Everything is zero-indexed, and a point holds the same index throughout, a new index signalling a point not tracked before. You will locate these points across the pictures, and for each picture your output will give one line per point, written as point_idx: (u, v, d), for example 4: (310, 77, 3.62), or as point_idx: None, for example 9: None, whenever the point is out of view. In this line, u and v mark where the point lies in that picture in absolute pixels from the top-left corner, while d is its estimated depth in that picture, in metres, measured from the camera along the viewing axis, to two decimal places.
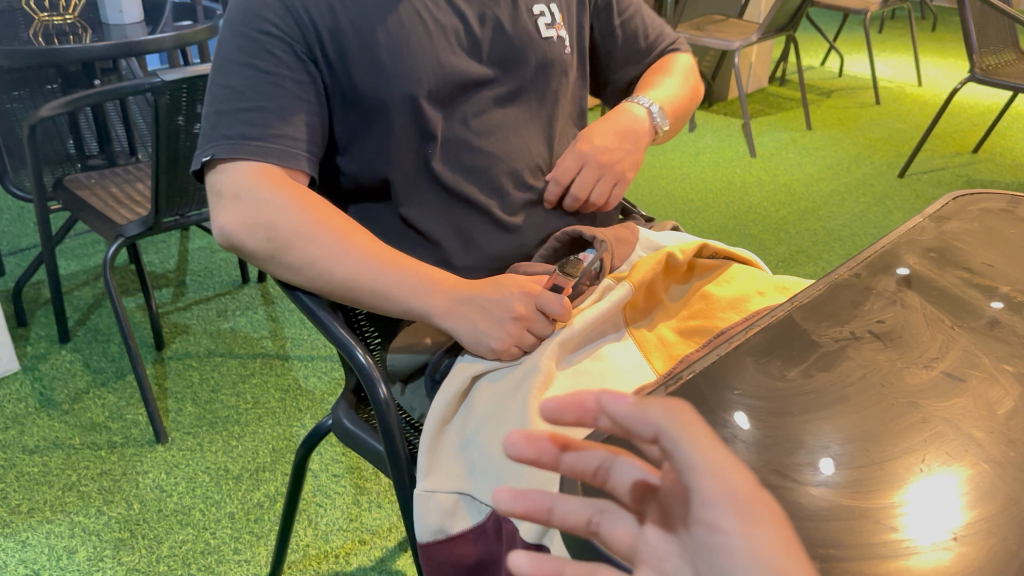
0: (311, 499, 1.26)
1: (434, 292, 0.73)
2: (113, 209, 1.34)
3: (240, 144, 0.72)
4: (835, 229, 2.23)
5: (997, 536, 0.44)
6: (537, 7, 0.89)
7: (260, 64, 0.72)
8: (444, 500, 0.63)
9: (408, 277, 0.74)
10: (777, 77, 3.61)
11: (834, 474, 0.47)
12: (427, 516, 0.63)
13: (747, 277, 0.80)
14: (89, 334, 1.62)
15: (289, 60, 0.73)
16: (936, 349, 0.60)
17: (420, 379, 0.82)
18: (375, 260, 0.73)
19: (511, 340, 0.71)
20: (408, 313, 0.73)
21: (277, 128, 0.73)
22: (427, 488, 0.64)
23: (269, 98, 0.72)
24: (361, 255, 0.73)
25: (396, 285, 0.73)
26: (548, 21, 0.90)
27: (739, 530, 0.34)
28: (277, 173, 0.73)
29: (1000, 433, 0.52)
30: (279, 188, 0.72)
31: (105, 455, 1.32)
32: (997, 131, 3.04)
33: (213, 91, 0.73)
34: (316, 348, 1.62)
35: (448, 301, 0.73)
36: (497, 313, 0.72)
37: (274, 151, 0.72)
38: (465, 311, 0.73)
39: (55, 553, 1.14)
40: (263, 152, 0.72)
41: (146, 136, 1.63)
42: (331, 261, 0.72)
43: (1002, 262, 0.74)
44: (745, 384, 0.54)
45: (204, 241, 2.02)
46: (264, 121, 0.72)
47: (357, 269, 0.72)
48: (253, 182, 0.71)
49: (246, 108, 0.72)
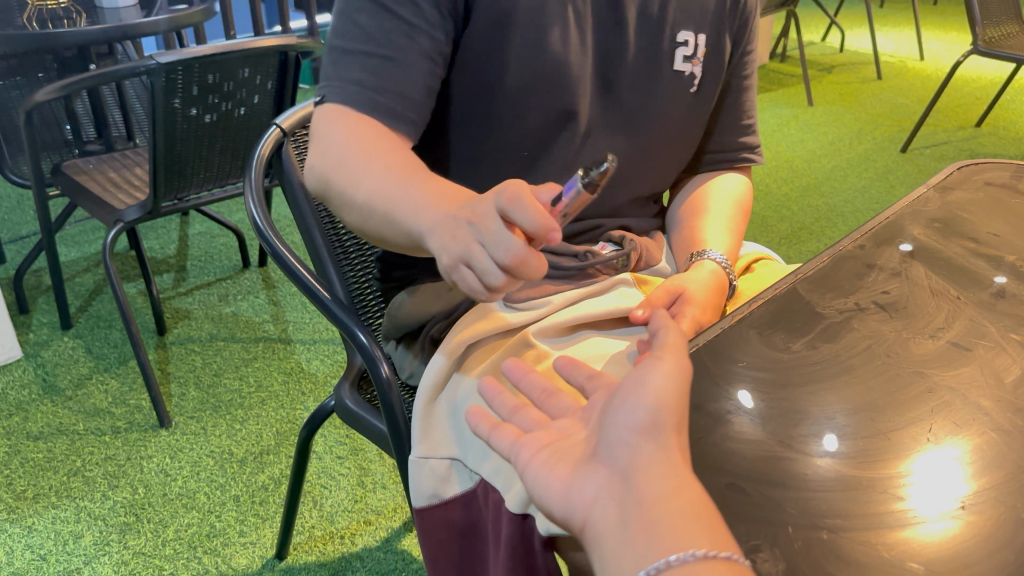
0: (315, 481, 1.26)
1: (431, 207, 0.58)
2: (112, 195, 1.34)
3: (353, 89, 0.65)
4: (836, 205, 2.22)
5: (1004, 505, 0.44)
6: (681, 35, 0.80)
7: (400, 10, 0.66)
8: (438, 466, 0.60)
9: (416, 194, 0.60)
10: (778, 53, 3.59)
11: (838, 448, 0.47)
12: (421, 482, 0.60)
13: (766, 272, 0.85)
14: (91, 320, 1.62)
15: (430, 14, 0.67)
16: (942, 319, 0.60)
17: (410, 342, 0.81)
18: (391, 181, 0.61)
19: (455, 257, 0.55)
20: (410, 236, 0.59)
21: (398, 86, 0.65)
22: (420, 453, 0.60)
23: (397, 50, 0.65)
24: (377, 179, 0.62)
25: (392, 203, 0.61)
26: (686, 53, 0.81)
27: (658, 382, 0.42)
28: (368, 130, 0.64)
29: (1007, 402, 0.52)
30: (327, 122, 0.66)
31: (110, 440, 1.32)
32: (1000, 105, 3.01)
33: (342, 26, 0.67)
34: (319, 331, 1.62)
35: (427, 217, 0.58)
36: (468, 221, 0.54)
37: (385, 102, 0.65)
38: (444, 225, 0.56)
39: (62, 538, 1.15)
40: (372, 102, 0.65)
41: (143, 120, 1.62)
42: (350, 186, 0.63)
43: (1008, 232, 0.73)
44: (748, 355, 0.54)
45: (205, 225, 2.01)
46: (386, 72, 0.65)
47: (375, 190, 0.62)
48: (323, 128, 0.66)
49: (369, 53, 0.65)
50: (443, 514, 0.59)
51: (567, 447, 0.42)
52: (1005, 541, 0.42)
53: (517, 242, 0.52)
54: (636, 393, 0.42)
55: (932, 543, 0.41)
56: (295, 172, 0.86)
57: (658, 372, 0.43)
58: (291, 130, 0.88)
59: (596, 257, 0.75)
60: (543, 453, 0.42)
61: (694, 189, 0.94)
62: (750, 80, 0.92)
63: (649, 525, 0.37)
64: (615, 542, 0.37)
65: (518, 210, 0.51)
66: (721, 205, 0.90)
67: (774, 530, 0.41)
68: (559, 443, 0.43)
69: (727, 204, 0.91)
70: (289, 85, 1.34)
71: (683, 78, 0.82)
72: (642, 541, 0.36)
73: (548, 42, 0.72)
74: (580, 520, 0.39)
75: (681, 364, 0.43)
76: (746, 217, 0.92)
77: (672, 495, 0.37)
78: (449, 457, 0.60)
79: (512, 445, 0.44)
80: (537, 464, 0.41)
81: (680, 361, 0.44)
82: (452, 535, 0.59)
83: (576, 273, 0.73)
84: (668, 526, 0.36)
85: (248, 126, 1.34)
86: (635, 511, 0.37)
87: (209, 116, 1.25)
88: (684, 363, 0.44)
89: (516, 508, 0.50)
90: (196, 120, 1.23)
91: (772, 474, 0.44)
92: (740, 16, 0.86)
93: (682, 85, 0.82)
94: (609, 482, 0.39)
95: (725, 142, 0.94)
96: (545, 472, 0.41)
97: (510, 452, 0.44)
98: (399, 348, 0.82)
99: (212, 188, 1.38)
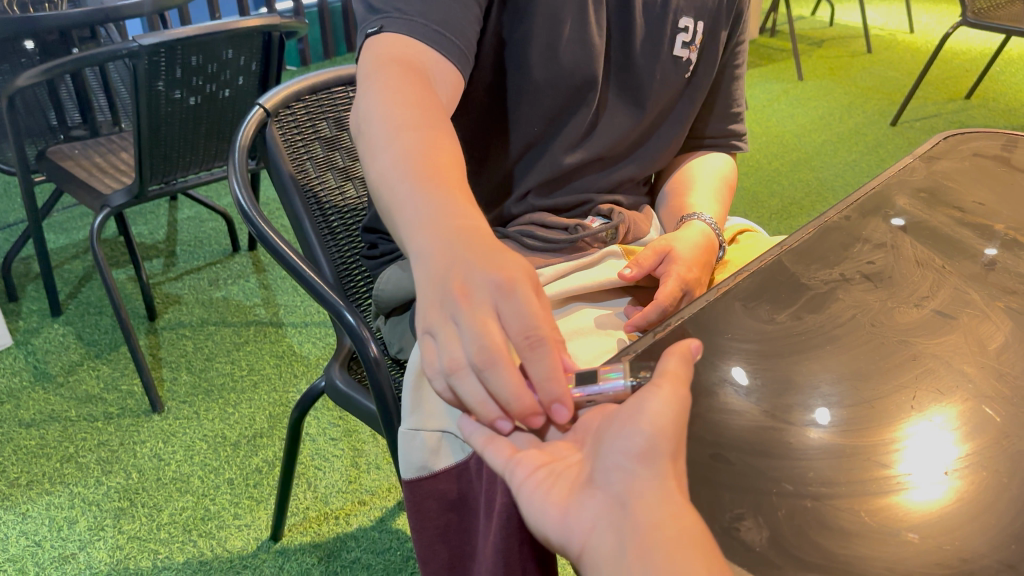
0: (309, 463, 1.26)
1: (427, 229, 0.53)
2: (98, 180, 1.33)
3: (417, 23, 0.64)
4: (827, 179, 2.22)
5: (990, 470, 0.44)
6: (682, 21, 0.80)
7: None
8: (429, 438, 0.58)
9: (428, 200, 0.54)
10: (767, 28, 3.57)
11: (830, 421, 0.46)
12: (410, 454, 0.58)
13: (752, 242, 0.86)
14: (81, 307, 1.62)
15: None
16: (926, 287, 0.60)
17: (402, 314, 0.81)
18: (414, 168, 0.56)
19: (425, 325, 0.49)
20: (398, 236, 0.55)
21: (453, 24, 0.65)
22: (410, 426, 0.58)
23: None
24: (399, 155, 0.57)
25: (402, 192, 0.55)
26: (686, 39, 0.81)
27: (653, 413, 0.41)
28: (418, 103, 0.60)
29: (990, 368, 0.52)
30: (383, 70, 0.62)
31: (102, 426, 1.32)
32: (990, 76, 3.01)
33: None
34: (310, 314, 1.62)
35: (424, 240, 0.52)
36: (450, 285, 0.49)
37: (445, 35, 0.65)
38: (427, 264, 0.51)
39: (56, 523, 1.15)
40: (435, 34, 0.64)
41: (129, 105, 1.61)
42: (371, 149, 0.59)
43: (993, 200, 0.73)
44: (734, 328, 0.53)
45: (193, 210, 2.00)
46: (446, 7, 0.65)
47: (393, 164, 0.57)
48: (378, 76, 0.62)
49: None
50: (434, 485, 0.59)
51: (563, 471, 0.42)
52: (994, 507, 0.42)
53: (506, 368, 0.46)
54: (632, 420, 0.41)
55: (922, 510, 0.41)
56: (279, 154, 0.85)
57: (656, 399, 0.41)
58: (274, 111, 0.88)
59: (585, 229, 0.75)
60: (538, 476, 0.42)
61: (678, 165, 0.94)
62: (741, 68, 0.92)
63: (647, 552, 0.36)
64: (613, 570, 0.37)
65: (533, 357, 0.46)
66: (705, 178, 0.90)
67: (758, 498, 0.41)
68: (555, 465, 0.43)
69: (713, 178, 0.91)
70: (273, 65, 1.33)
71: (682, 63, 0.82)
72: (637, 569, 0.36)
73: (535, 16, 0.72)
74: (578, 546, 0.39)
75: (679, 392, 0.42)
76: (730, 193, 0.92)
77: (670, 521, 0.37)
78: (440, 429, 0.58)
79: (506, 462, 0.44)
80: (531, 487, 0.42)
81: (680, 389, 0.42)
82: (442, 505, 0.59)
83: (566, 247, 0.74)
84: (664, 552, 0.36)
85: (233, 108, 1.34)
86: (632, 541, 0.37)
87: (194, 99, 1.24)
88: (683, 393, 0.42)
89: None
90: (179, 103, 1.22)
91: (760, 444, 0.44)
92: (737, 5, 0.86)
93: (680, 69, 0.83)
94: (606, 510, 0.39)
95: (708, 115, 0.93)
96: (541, 496, 0.41)
97: (504, 469, 0.44)
98: (389, 323, 0.82)
99: (199, 170, 1.37)
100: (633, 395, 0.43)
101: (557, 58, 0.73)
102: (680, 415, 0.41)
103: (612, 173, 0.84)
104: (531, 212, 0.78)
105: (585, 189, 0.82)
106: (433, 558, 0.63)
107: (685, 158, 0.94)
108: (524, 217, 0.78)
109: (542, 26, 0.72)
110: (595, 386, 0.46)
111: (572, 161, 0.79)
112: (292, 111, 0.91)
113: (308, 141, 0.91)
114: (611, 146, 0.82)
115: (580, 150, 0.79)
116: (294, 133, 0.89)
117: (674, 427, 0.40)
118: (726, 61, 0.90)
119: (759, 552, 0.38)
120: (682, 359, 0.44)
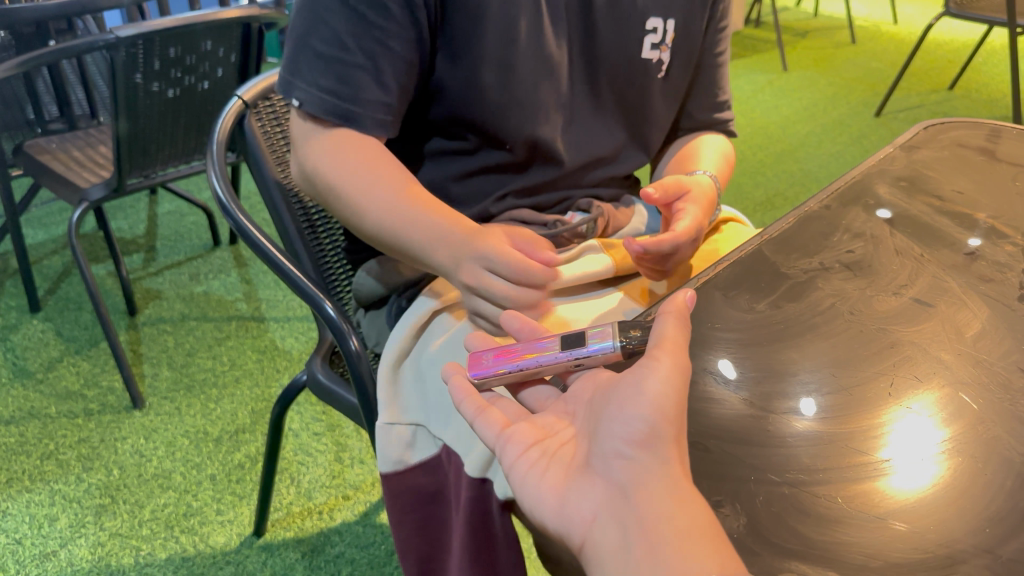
0: (292, 458, 1.26)
1: (437, 243, 0.65)
2: (75, 173, 1.32)
3: (329, 100, 0.66)
4: (812, 170, 2.23)
5: (974, 458, 0.44)
6: (650, 23, 0.80)
7: (372, 15, 0.64)
8: (403, 433, 0.61)
9: (420, 224, 0.65)
10: (752, 19, 3.57)
11: (815, 412, 0.46)
12: (387, 448, 0.60)
13: (734, 232, 0.86)
14: (60, 303, 1.60)
15: (401, 18, 0.66)
16: (905, 276, 0.60)
17: (380, 309, 0.81)
18: (395, 206, 0.66)
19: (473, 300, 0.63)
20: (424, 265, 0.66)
21: (370, 94, 0.66)
22: (386, 421, 0.61)
23: (370, 56, 0.65)
24: (381, 207, 0.66)
25: (401, 234, 0.65)
26: (656, 40, 0.81)
27: (653, 389, 0.40)
28: (358, 142, 0.67)
29: (968, 355, 0.52)
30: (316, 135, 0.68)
31: (82, 422, 1.31)
32: (973, 67, 3.02)
33: (309, 23, 0.65)
34: (292, 308, 1.61)
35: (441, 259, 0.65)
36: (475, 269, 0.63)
37: (357, 117, 0.66)
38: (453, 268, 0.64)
39: (36, 521, 1.14)
40: (345, 115, 0.66)
41: (106, 98, 1.59)
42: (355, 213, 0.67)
43: (972, 188, 0.73)
44: (712, 317, 0.53)
45: (173, 204, 1.99)
46: (359, 81, 0.65)
47: (379, 214, 0.66)
48: (315, 142, 0.68)
49: (342, 61, 0.64)
50: (407, 481, 0.59)
51: (557, 452, 0.43)
52: (980, 496, 0.42)
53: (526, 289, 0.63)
54: (633, 401, 0.40)
55: (906, 499, 0.41)
56: (258, 145, 0.84)
57: (655, 377, 0.41)
58: (253, 103, 0.87)
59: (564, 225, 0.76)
60: (533, 455, 0.43)
61: (679, 142, 0.94)
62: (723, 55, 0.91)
63: (654, 547, 0.36)
64: (618, 564, 0.37)
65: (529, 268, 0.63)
66: (707, 152, 0.90)
67: (737, 486, 0.41)
68: (548, 444, 0.44)
69: (715, 152, 0.91)
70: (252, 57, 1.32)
71: (652, 65, 0.82)
72: (646, 567, 0.36)
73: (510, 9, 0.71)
74: (579, 538, 0.39)
75: (678, 365, 0.41)
76: (731, 167, 0.92)
77: (675, 514, 0.37)
78: (413, 423, 0.61)
79: (498, 436, 0.45)
80: (527, 468, 0.43)
81: (679, 362, 0.41)
82: (416, 498, 0.60)
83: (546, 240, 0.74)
84: (672, 548, 0.36)
85: (211, 101, 1.32)
86: (637, 534, 0.37)
87: (172, 91, 1.23)
88: (682, 362, 0.42)
89: (500, 495, 0.50)
90: (157, 95, 1.21)
91: (742, 433, 0.44)
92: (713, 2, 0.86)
93: (651, 71, 0.83)
94: (607, 500, 0.39)
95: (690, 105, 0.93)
96: (538, 480, 0.42)
97: (496, 445, 0.45)
98: (368, 316, 0.82)
99: (178, 163, 1.36)
100: (633, 369, 0.43)
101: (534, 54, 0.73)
102: (683, 388, 0.41)
103: (597, 175, 0.84)
104: (511, 212, 0.77)
105: (565, 187, 0.82)
106: (409, 555, 0.62)
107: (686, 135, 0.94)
108: (502, 216, 0.77)
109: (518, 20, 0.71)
110: (586, 346, 0.48)
111: (558, 172, 0.80)
112: (272, 103, 0.90)
113: (288, 134, 0.90)
114: (590, 161, 0.83)
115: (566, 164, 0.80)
116: (273, 126, 0.88)
117: (678, 401, 0.40)
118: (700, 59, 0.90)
119: (737, 539, 0.38)
120: (678, 322, 0.44)
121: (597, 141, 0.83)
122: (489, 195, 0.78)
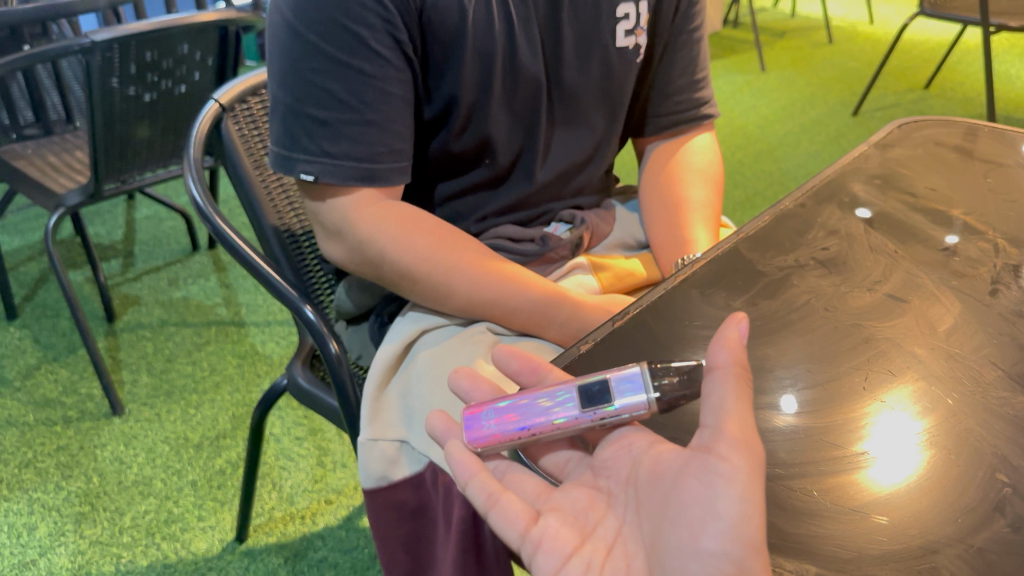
0: (274, 463, 1.25)
1: (547, 308, 0.70)
2: (52, 178, 1.31)
3: (349, 165, 0.67)
4: (790, 168, 2.25)
5: (948, 450, 0.44)
6: (620, 10, 0.79)
7: (358, 65, 0.64)
8: (388, 448, 0.61)
9: (520, 290, 0.70)
10: (730, 20, 3.60)
11: (794, 409, 0.47)
12: (370, 465, 0.61)
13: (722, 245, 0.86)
14: (37, 309, 1.59)
15: (394, 60, 0.66)
16: (879, 272, 0.60)
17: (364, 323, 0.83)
18: (491, 280, 0.70)
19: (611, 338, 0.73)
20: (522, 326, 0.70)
21: (385, 143, 0.68)
22: (370, 436, 0.61)
23: (374, 108, 0.66)
24: (470, 283, 0.69)
25: (498, 301, 0.69)
26: (628, 27, 0.81)
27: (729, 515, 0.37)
28: (418, 223, 0.70)
29: (941, 349, 0.52)
30: (377, 223, 0.69)
31: (60, 430, 1.30)
32: (948, 66, 3.06)
33: (302, 90, 0.65)
34: (273, 312, 1.60)
35: (552, 324, 0.70)
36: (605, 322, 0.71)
37: (381, 173, 0.69)
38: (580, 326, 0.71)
39: (15, 530, 1.13)
40: (367, 174, 0.68)
41: (83, 103, 1.58)
42: (441, 294, 0.70)
43: (945, 185, 0.74)
44: (688, 317, 0.54)
45: (151, 209, 1.97)
46: (372, 136, 0.67)
47: (477, 294, 0.69)
48: (372, 229, 0.69)
49: (353, 122, 0.66)
50: (392, 496, 0.60)
51: (605, 564, 0.42)
52: (959, 490, 0.42)
53: None
54: (707, 528, 0.38)
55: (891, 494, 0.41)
56: (234, 145, 0.84)
57: (726, 495, 0.37)
58: (229, 106, 0.86)
59: (552, 239, 0.78)
60: (576, 566, 0.42)
61: (659, 149, 0.94)
62: (698, 34, 0.90)
63: None
64: None
65: None
66: (696, 189, 0.89)
67: None
68: (588, 548, 0.43)
69: (700, 185, 0.90)
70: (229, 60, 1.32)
71: (628, 51, 0.82)
72: None
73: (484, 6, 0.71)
74: None
75: (751, 466, 0.37)
76: (718, 190, 0.91)
77: None
78: (398, 439, 0.61)
79: (524, 536, 0.44)
80: None
81: (755, 471, 0.37)
82: (402, 516, 0.61)
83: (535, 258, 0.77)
84: None
85: (188, 103, 1.32)
86: None
87: (149, 95, 1.22)
88: (757, 464, 0.37)
89: None
90: (133, 100, 1.20)
91: None
92: None
93: (627, 58, 0.82)
94: None
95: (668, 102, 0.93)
96: None
97: (530, 547, 0.43)
98: (351, 330, 0.83)
99: (156, 167, 1.35)
100: (697, 473, 0.39)
101: (518, 55, 0.74)
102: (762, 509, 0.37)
103: (578, 181, 0.85)
104: (494, 230, 0.79)
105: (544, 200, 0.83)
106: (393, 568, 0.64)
107: (664, 138, 0.94)
108: (486, 234, 0.79)
109: (498, 22, 0.72)
110: (612, 405, 0.44)
111: (528, 187, 0.81)
112: (249, 105, 0.89)
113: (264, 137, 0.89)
114: (569, 167, 0.83)
115: (538, 176, 0.81)
116: (249, 128, 0.87)
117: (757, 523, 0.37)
118: (663, 60, 0.90)
119: None
120: (745, 401, 0.39)
121: (573, 147, 0.83)
122: (468, 217, 0.81)
